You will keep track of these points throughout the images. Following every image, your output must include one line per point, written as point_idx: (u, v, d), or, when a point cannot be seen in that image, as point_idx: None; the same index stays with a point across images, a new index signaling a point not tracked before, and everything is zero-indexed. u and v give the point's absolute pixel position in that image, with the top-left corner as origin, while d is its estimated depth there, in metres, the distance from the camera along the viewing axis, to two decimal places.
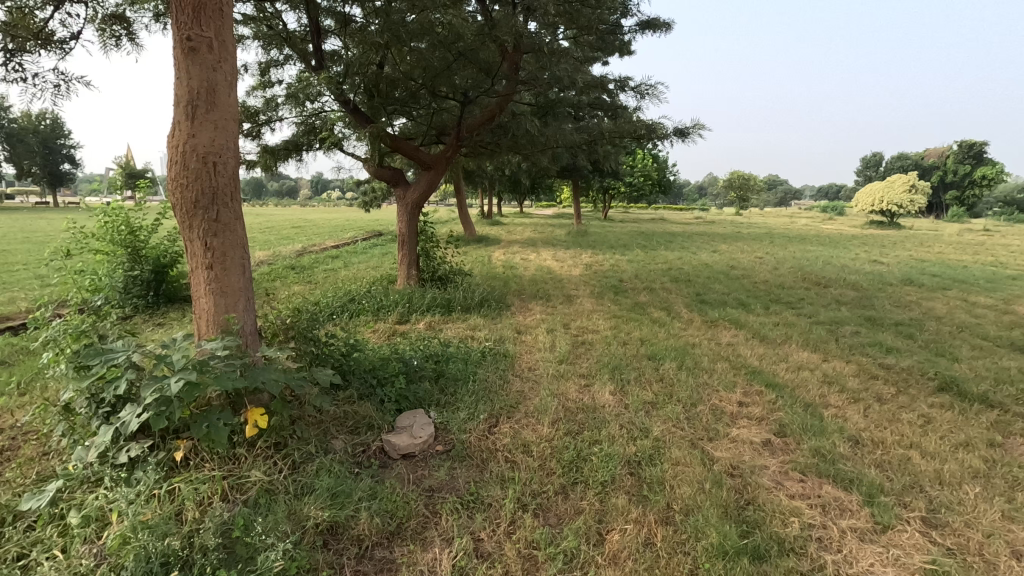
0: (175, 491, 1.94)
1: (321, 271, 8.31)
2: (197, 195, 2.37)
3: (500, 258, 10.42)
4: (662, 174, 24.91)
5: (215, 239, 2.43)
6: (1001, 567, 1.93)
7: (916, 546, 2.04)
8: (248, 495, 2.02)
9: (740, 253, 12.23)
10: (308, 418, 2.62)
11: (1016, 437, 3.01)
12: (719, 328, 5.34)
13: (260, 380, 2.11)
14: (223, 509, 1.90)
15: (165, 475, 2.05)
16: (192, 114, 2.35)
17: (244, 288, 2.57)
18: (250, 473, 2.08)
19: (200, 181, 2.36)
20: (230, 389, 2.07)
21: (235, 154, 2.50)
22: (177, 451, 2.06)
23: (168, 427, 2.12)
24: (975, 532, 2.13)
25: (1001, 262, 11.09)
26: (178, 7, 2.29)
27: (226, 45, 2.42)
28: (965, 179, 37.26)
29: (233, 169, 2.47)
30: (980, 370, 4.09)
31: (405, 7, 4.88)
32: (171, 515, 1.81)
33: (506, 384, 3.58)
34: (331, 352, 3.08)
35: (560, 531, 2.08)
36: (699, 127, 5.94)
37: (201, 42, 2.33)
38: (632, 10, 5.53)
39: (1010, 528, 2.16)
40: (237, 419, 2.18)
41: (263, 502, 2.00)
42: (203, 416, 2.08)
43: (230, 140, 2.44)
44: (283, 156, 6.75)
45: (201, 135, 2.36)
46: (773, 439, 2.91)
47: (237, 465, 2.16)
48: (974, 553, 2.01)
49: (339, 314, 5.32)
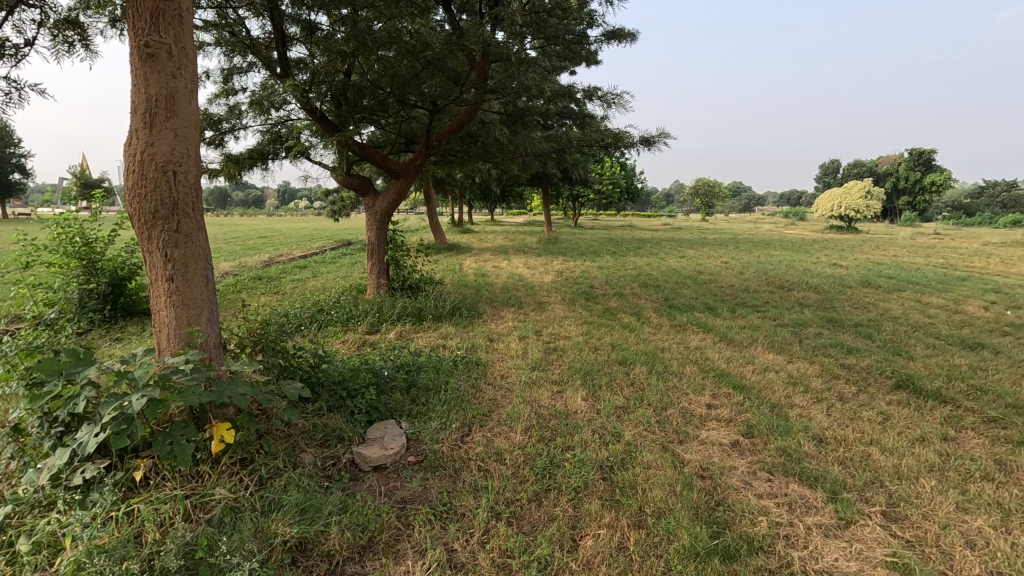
0: (134, 512, 1.87)
1: (288, 282, 8.15)
2: (156, 206, 2.30)
3: (471, 266, 10.42)
4: (629, 182, 25.36)
5: (175, 250, 2.36)
6: (957, 558, 2.00)
7: (878, 539, 2.11)
8: (212, 514, 1.96)
9: (706, 257, 12.52)
10: (276, 432, 2.56)
11: (967, 431, 3.14)
12: (687, 332, 5.44)
13: (226, 394, 2.05)
14: (186, 529, 1.84)
15: (123, 496, 1.98)
16: (151, 122, 2.28)
17: (207, 300, 2.51)
18: (214, 492, 2.02)
19: (159, 191, 2.29)
20: (194, 405, 2.01)
21: (197, 162, 2.44)
22: (136, 471, 1.99)
23: (127, 446, 2.05)
24: (932, 523, 2.20)
25: (949, 264, 11.71)
26: (134, 13, 2.23)
27: (186, 52, 2.36)
28: (915, 185, 38.99)
29: (194, 179, 2.41)
30: (934, 368, 4.27)
31: (372, 15, 4.88)
32: (130, 538, 1.74)
33: (478, 393, 3.56)
34: (299, 364, 3.03)
35: (534, 539, 2.07)
36: (664, 136, 6.05)
37: (159, 49, 2.26)
38: (598, 21, 5.60)
39: (963, 518, 2.24)
40: (202, 435, 2.12)
41: (229, 521, 1.94)
42: (166, 433, 2.01)
43: (191, 148, 2.38)
44: (247, 165, 6.61)
45: (160, 144, 2.29)
46: (741, 439, 2.97)
47: (200, 482, 2.10)
48: (932, 545, 2.08)
49: (307, 325, 5.22)
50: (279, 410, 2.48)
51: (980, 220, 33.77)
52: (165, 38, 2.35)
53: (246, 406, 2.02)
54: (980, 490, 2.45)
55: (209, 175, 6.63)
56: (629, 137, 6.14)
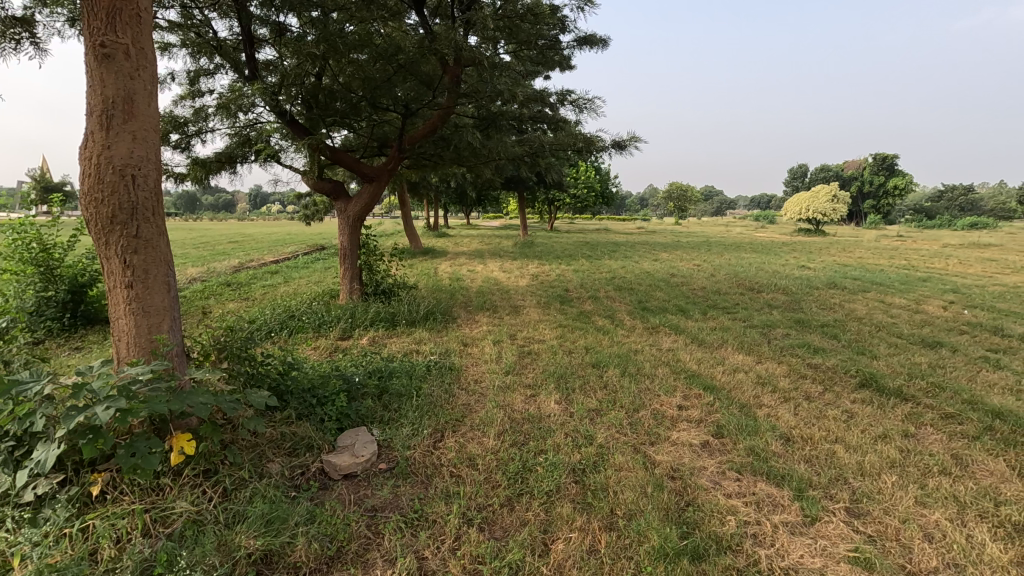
0: (88, 529, 1.81)
1: (259, 287, 8.00)
2: (113, 210, 2.23)
3: (445, 271, 10.38)
4: (604, 186, 25.64)
5: (135, 256, 2.29)
6: (916, 551, 2.05)
7: (841, 535, 2.15)
8: (173, 528, 1.90)
9: (680, 260, 12.72)
10: (242, 442, 2.50)
11: (926, 427, 3.24)
12: (660, 335, 5.51)
13: (188, 403, 1.98)
14: (144, 545, 1.79)
15: (78, 512, 1.91)
16: (108, 124, 2.21)
17: (169, 307, 2.44)
18: (175, 504, 1.96)
19: (116, 196, 2.22)
20: (156, 415, 1.95)
21: (157, 166, 2.38)
22: (92, 485, 1.92)
23: (83, 461, 1.98)
24: (892, 518, 2.26)
25: (911, 265, 12.13)
26: (90, 12, 2.16)
27: (144, 52, 2.29)
28: (879, 189, 40.26)
29: (155, 183, 2.35)
30: (896, 366, 4.39)
31: (343, 18, 4.84)
32: (83, 555, 1.69)
33: (451, 398, 3.54)
34: (267, 372, 2.98)
35: (505, 544, 2.06)
36: (635, 141, 6.14)
37: (116, 49, 2.20)
38: (571, 27, 5.65)
39: (922, 512, 2.31)
40: (163, 447, 2.06)
41: (190, 535, 1.89)
42: (126, 445, 1.94)
43: (151, 152, 2.32)
44: (215, 169, 6.47)
45: (118, 147, 2.23)
46: (711, 440, 3.01)
47: (161, 495, 2.04)
48: (891, 539, 2.14)
49: (277, 332, 5.12)
50: (245, 419, 2.41)
51: (941, 223, 35.08)
52: (123, 39, 2.28)
53: (209, 416, 1.97)
54: (938, 484, 2.52)
55: (176, 178, 6.46)
56: (601, 141, 6.20)
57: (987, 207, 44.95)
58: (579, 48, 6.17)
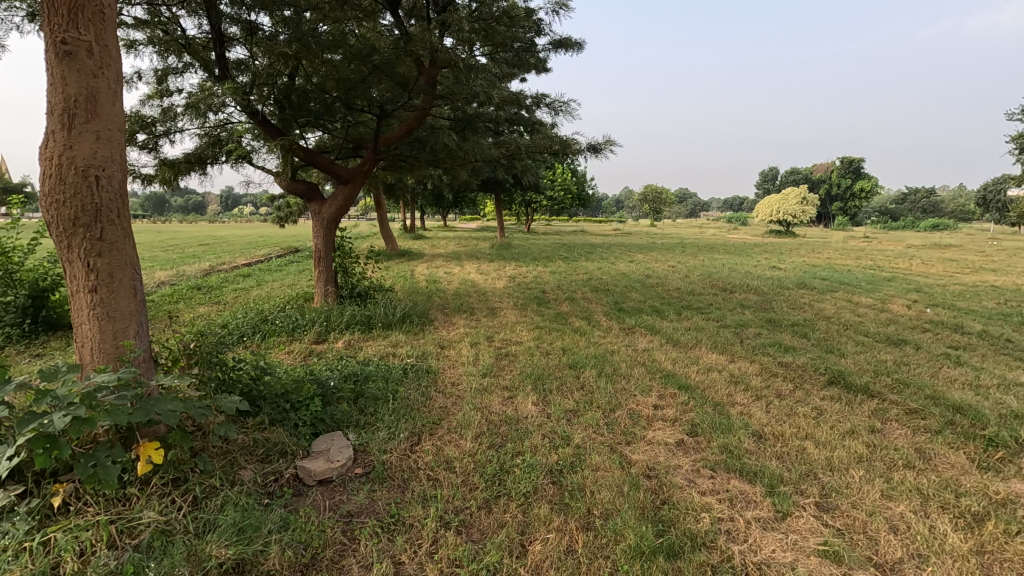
0: (50, 542, 1.75)
1: (230, 291, 7.84)
2: (76, 212, 2.15)
3: (421, 273, 10.31)
4: (580, 188, 25.83)
5: (98, 259, 2.22)
6: (882, 543, 2.11)
7: (811, 530, 2.20)
8: (140, 539, 1.84)
9: (655, 262, 12.89)
10: (212, 449, 2.44)
11: (892, 422, 3.34)
12: (636, 335, 5.56)
13: (155, 410, 1.92)
14: (109, 557, 1.73)
15: (39, 524, 1.84)
16: (69, 123, 2.14)
17: (135, 312, 2.37)
18: (143, 515, 1.90)
19: (79, 198, 2.15)
20: (121, 423, 1.89)
21: (122, 167, 2.31)
22: (54, 496, 1.85)
23: (43, 471, 1.90)
24: (860, 512, 2.32)
25: (877, 265, 12.50)
26: (49, 7, 2.08)
27: (108, 50, 2.23)
28: (845, 192, 41.39)
29: (120, 184, 2.28)
30: (862, 364, 4.52)
31: (316, 17, 4.77)
32: (45, 569, 1.63)
33: (428, 401, 3.51)
34: (238, 377, 2.92)
35: (482, 547, 2.05)
36: (610, 144, 6.19)
37: (78, 46, 2.13)
38: (546, 30, 5.68)
39: (888, 505, 2.38)
40: (128, 455, 1.99)
41: (159, 545, 1.84)
42: (90, 454, 1.87)
43: (115, 152, 2.26)
44: (184, 170, 6.32)
45: (80, 147, 2.16)
46: (685, 438, 3.05)
47: (127, 505, 1.98)
48: (859, 531, 2.19)
49: (249, 337, 5.02)
50: (215, 426, 2.35)
51: (904, 225, 36.22)
52: (85, 36, 2.21)
53: (177, 423, 1.91)
54: (903, 477, 2.60)
55: (143, 180, 6.29)
56: (577, 144, 6.24)
57: (947, 209, 46.56)
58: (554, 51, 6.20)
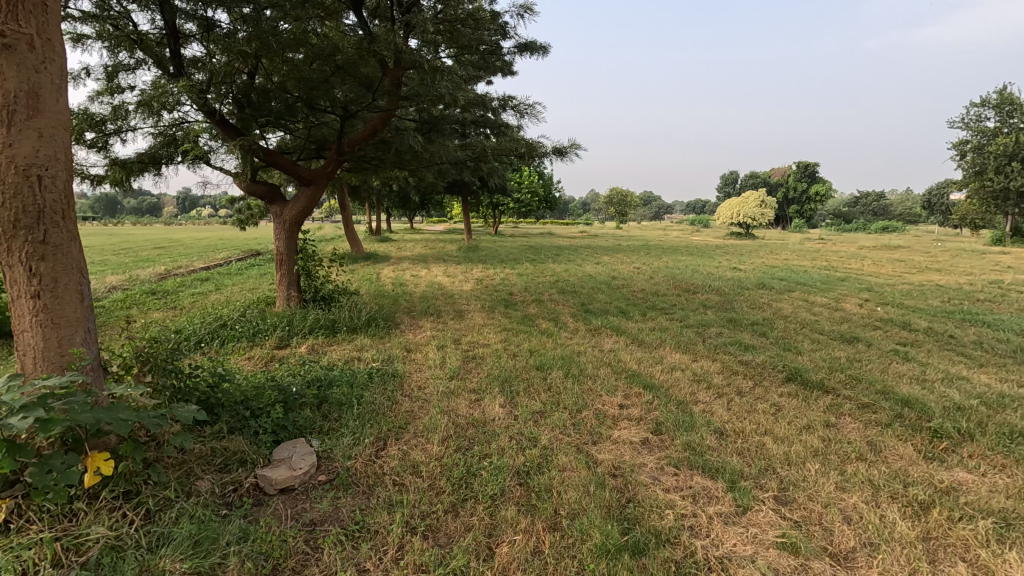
0: None
1: (187, 296, 7.59)
2: (16, 214, 2.04)
3: (387, 275, 10.19)
4: (547, 191, 26.04)
5: (41, 263, 2.12)
6: (837, 534, 2.18)
7: (770, 522, 2.26)
8: (88, 556, 1.76)
9: (621, 263, 13.06)
10: (167, 460, 2.35)
11: (845, 417, 3.46)
12: (602, 336, 5.63)
13: (106, 418, 1.84)
14: None
15: None
16: (8, 120, 2.03)
17: (82, 317, 2.27)
18: (91, 531, 1.82)
19: (20, 198, 2.04)
20: (69, 431, 1.80)
21: (67, 166, 2.21)
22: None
23: None
24: (816, 504, 2.40)
25: (832, 266, 12.97)
26: None
27: (51, 44, 2.12)
28: (801, 195, 42.85)
29: (65, 184, 2.18)
30: (818, 361, 4.68)
31: (277, 15, 4.66)
32: None
33: (394, 405, 3.47)
34: (194, 386, 2.82)
35: (449, 551, 2.03)
36: (575, 147, 6.25)
37: (18, 39, 2.02)
38: (512, 33, 5.69)
39: (842, 496, 2.46)
40: (77, 467, 1.90)
41: (109, 562, 1.76)
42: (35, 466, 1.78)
43: (59, 150, 2.15)
44: (137, 170, 6.09)
45: (21, 144, 2.05)
46: (650, 437, 3.10)
47: (75, 521, 1.89)
48: (815, 523, 2.26)
49: (207, 343, 4.87)
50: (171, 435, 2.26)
51: (856, 227, 37.73)
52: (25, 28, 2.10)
53: (129, 432, 1.83)
54: (856, 469, 2.70)
55: (92, 180, 6.03)
56: (542, 146, 6.27)
57: (896, 212, 48.70)
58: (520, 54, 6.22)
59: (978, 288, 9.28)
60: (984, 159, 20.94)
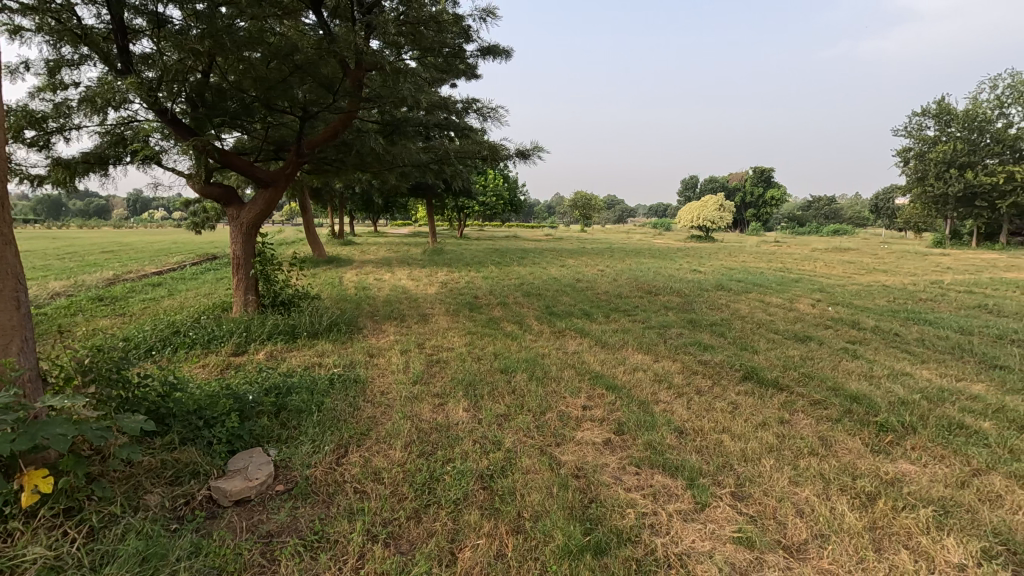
0: None
1: (137, 302, 7.29)
2: None
3: (350, 279, 10.02)
4: (512, 194, 26.15)
5: None
6: (789, 527, 2.25)
7: (727, 518, 2.32)
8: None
9: (585, 266, 13.21)
10: (113, 474, 2.25)
11: (798, 413, 3.58)
12: (566, 338, 5.68)
13: (42, 435, 1.74)
14: None
15: None
16: None
17: (18, 326, 2.16)
18: (27, 551, 1.72)
19: None
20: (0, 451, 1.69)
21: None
22: None
23: None
24: (770, 498, 2.47)
25: (787, 267, 13.42)
26: None
27: None
28: (758, 199, 44.23)
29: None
30: (773, 359, 4.83)
31: (233, 12, 4.54)
32: None
33: (356, 411, 3.41)
34: (142, 396, 2.71)
35: (411, 558, 2.01)
36: (538, 150, 6.29)
37: None
38: (475, 36, 5.69)
39: (795, 490, 2.54)
40: (10, 486, 1.79)
41: None
42: None
43: None
44: (82, 170, 5.82)
45: None
46: (612, 437, 3.13)
47: (10, 542, 1.78)
48: (769, 517, 2.33)
49: (159, 350, 4.69)
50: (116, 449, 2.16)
51: (809, 230, 39.19)
52: None
53: (67, 449, 1.73)
54: (808, 464, 2.79)
55: (32, 181, 5.74)
56: (505, 149, 6.29)
57: (846, 216, 50.76)
58: (483, 57, 6.23)
59: (920, 288, 9.74)
60: (925, 166, 22.02)
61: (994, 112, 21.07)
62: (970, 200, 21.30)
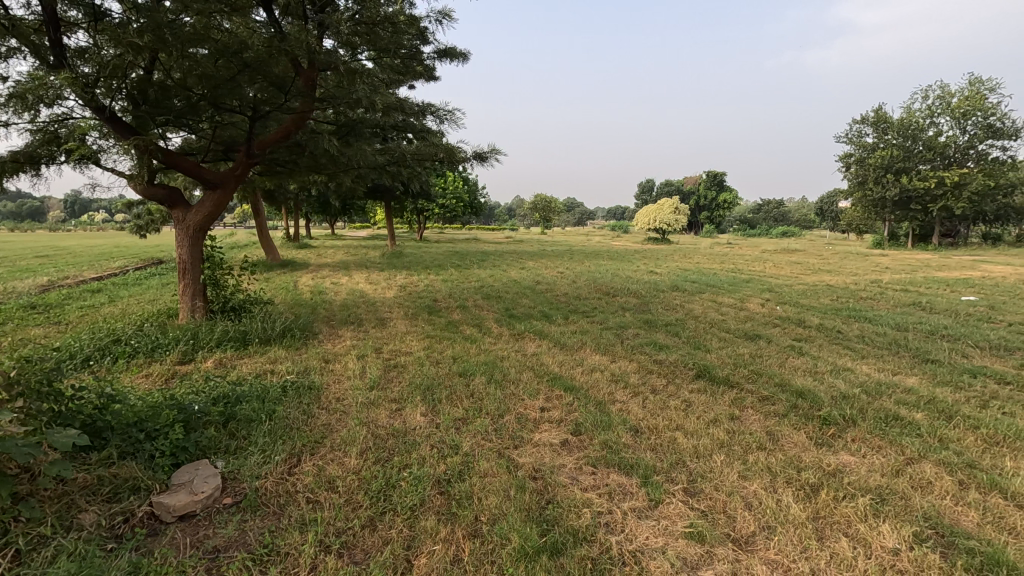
0: None
1: (75, 309, 6.91)
2: None
3: (306, 283, 9.78)
4: (472, 197, 26.13)
5: None
6: (739, 520, 2.32)
7: (679, 513, 2.37)
8: None
9: (544, 268, 13.30)
10: (45, 492, 2.12)
11: (748, 409, 3.70)
12: (524, 340, 5.70)
13: None
14: None
15: None
16: None
17: None
18: None
19: None
20: None
21: None
22: None
23: None
24: (721, 493, 2.54)
25: (739, 268, 13.85)
26: None
27: None
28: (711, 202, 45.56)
29: None
30: (724, 358, 4.97)
31: (176, 7, 4.37)
32: None
33: (310, 419, 3.33)
34: (77, 409, 2.56)
35: (366, 567, 1.97)
36: (496, 153, 6.30)
37: None
38: (431, 38, 5.66)
39: (744, 484, 2.62)
40: None
41: None
42: None
43: None
44: (10, 169, 5.48)
45: None
46: (569, 437, 3.16)
47: None
48: (720, 511, 2.39)
49: (97, 360, 4.46)
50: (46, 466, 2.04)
51: (760, 232, 40.63)
52: None
53: None
54: (756, 458, 2.89)
55: None
56: (462, 152, 6.28)
57: (793, 219, 52.87)
58: (440, 60, 6.20)
59: (861, 287, 10.24)
60: (864, 170, 23.16)
61: (925, 121, 22.36)
62: (905, 204, 22.53)
